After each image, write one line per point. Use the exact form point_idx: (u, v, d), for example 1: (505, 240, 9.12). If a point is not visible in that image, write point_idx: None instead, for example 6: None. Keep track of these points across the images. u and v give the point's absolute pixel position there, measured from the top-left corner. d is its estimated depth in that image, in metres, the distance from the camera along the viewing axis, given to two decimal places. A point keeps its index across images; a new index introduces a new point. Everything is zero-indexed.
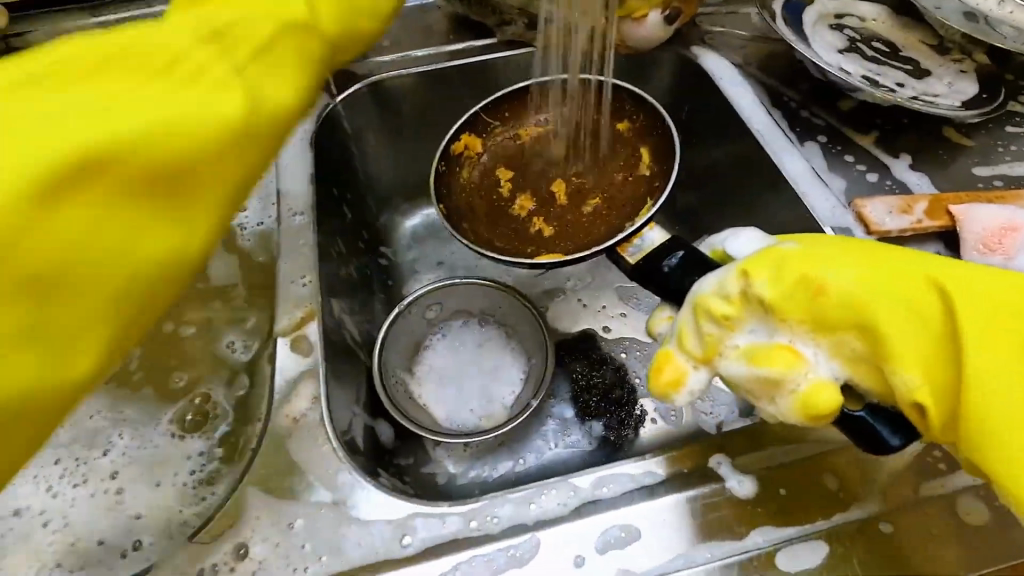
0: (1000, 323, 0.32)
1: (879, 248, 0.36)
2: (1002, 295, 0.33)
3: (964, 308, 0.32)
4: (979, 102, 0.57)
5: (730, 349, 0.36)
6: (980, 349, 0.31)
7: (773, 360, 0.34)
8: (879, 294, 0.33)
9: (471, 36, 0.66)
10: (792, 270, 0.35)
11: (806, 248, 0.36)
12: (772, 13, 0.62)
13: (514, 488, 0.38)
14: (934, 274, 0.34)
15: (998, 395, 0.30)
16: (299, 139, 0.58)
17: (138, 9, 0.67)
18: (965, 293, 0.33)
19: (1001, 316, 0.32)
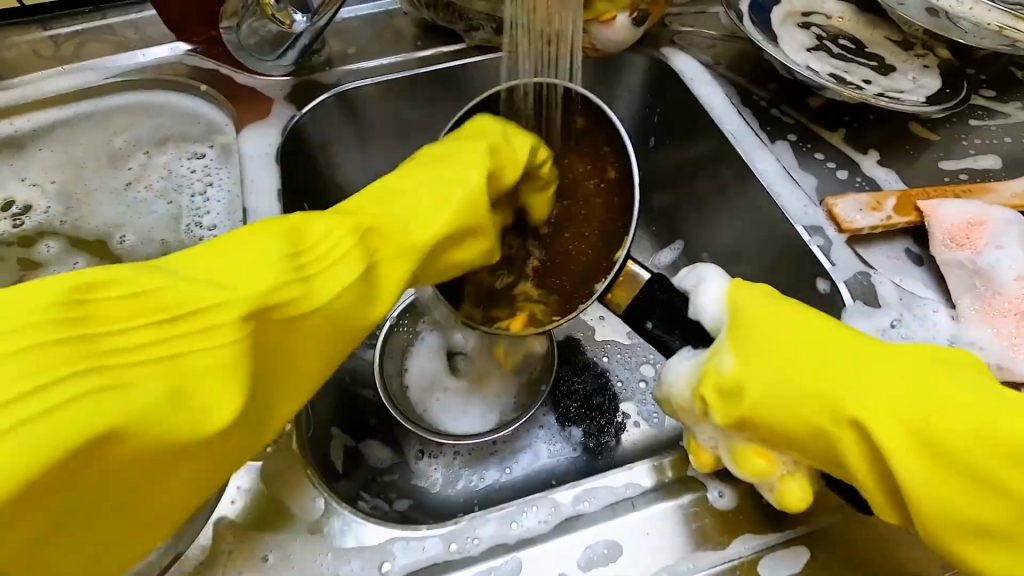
0: (931, 446, 0.32)
1: (801, 336, 0.36)
2: (927, 401, 0.33)
3: (885, 432, 0.32)
4: (943, 97, 0.57)
5: (711, 446, 0.38)
6: (921, 476, 0.32)
7: (745, 464, 0.36)
8: (807, 423, 0.34)
9: (439, 42, 0.65)
10: (733, 393, 0.36)
11: (741, 361, 0.36)
12: (739, 12, 0.62)
13: (495, 507, 0.37)
14: (847, 398, 0.34)
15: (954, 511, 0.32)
16: (265, 154, 0.56)
17: (90, 20, 0.65)
18: (884, 414, 0.33)
19: (931, 436, 0.32)
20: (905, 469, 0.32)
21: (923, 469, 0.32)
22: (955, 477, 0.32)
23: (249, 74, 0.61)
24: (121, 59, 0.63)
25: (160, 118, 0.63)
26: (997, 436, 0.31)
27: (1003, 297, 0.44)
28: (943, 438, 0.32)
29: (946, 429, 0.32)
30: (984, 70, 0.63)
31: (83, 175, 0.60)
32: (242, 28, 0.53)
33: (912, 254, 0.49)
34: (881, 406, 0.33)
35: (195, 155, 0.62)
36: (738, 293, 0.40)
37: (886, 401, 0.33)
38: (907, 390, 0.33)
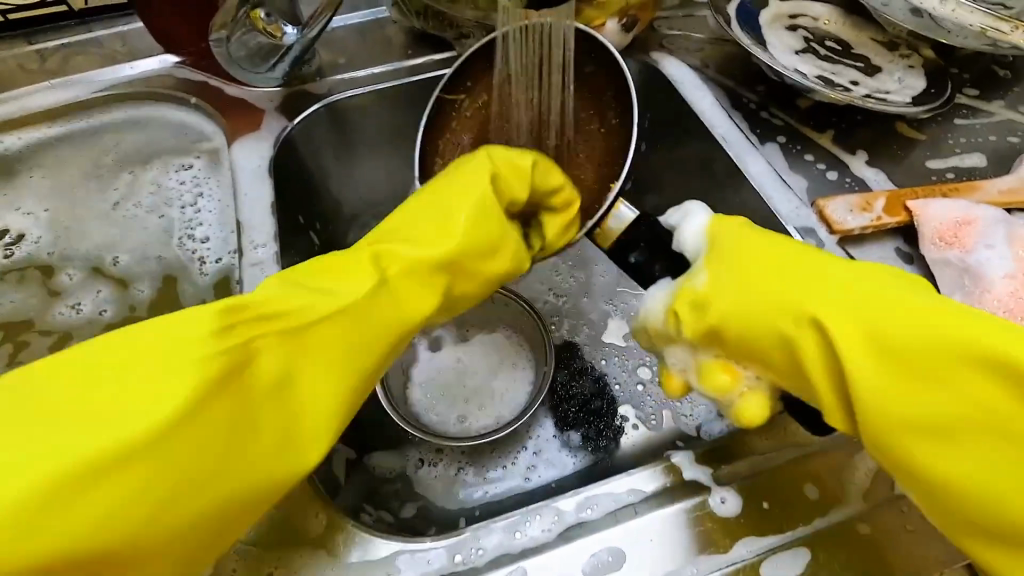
0: (891, 354, 0.32)
1: (775, 260, 0.36)
2: (892, 309, 0.33)
3: (846, 337, 0.33)
4: (927, 97, 0.58)
5: (685, 373, 0.40)
6: (876, 383, 0.32)
7: (711, 380, 0.38)
8: (764, 329, 0.35)
9: (429, 49, 0.65)
10: (702, 307, 0.37)
11: (714, 278, 0.37)
12: (727, 16, 0.62)
13: (499, 516, 0.38)
14: (809, 302, 0.34)
15: (907, 420, 0.32)
16: (258, 166, 0.56)
17: (76, 33, 0.64)
18: (842, 320, 0.33)
19: (894, 346, 0.32)
20: (859, 377, 0.32)
21: (880, 379, 0.32)
22: (913, 383, 0.32)
23: (239, 85, 0.61)
24: (109, 73, 0.62)
25: (144, 130, 0.62)
26: (954, 356, 0.31)
27: (992, 294, 0.45)
28: (902, 353, 0.32)
29: (908, 345, 0.32)
30: (967, 69, 0.64)
31: (74, 201, 0.59)
32: (232, 41, 0.52)
33: (902, 253, 0.49)
34: (843, 325, 0.33)
35: (183, 168, 0.61)
36: (720, 226, 0.39)
37: (850, 320, 0.33)
38: (875, 299, 0.33)
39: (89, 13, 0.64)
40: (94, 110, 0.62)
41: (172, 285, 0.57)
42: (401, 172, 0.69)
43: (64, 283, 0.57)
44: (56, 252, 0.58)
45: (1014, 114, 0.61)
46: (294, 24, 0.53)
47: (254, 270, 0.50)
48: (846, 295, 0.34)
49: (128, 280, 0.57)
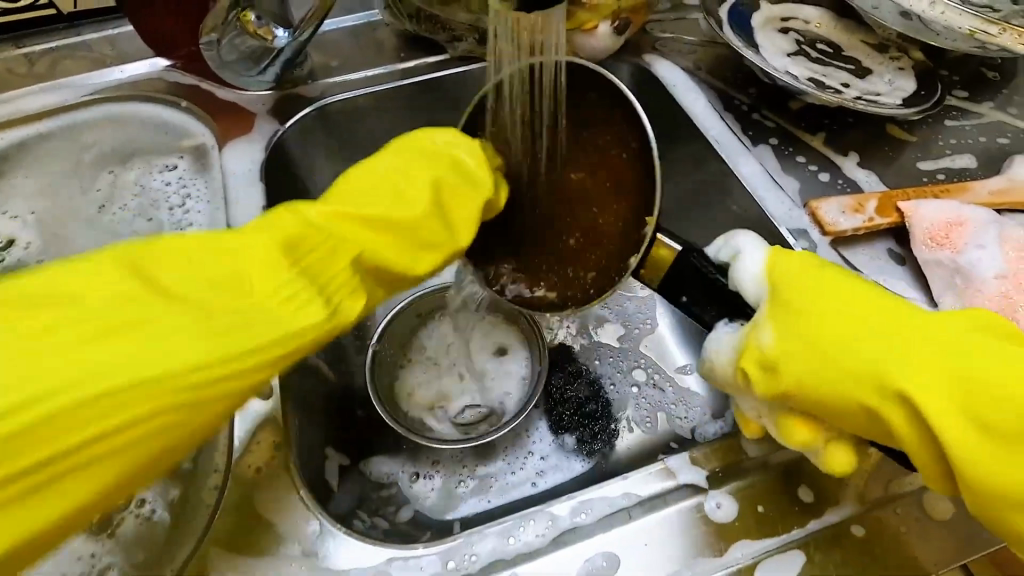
0: (977, 413, 0.32)
1: (844, 305, 0.36)
2: (976, 376, 0.33)
3: (931, 400, 0.33)
4: (918, 99, 0.59)
5: (759, 416, 0.39)
6: (966, 451, 0.32)
7: (793, 435, 0.37)
8: (840, 394, 0.35)
9: (421, 52, 0.65)
10: (779, 368, 0.36)
11: (783, 339, 0.36)
12: (718, 18, 0.62)
13: (492, 521, 0.37)
14: (894, 369, 0.34)
15: (1001, 484, 0.32)
16: (249, 170, 0.56)
17: (65, 37, 0.64)
18: (925, 384, 0.33)
19: (977, 400, 0.32)
20: (946, 435, 0.32)
21: (966, 438, 0.32)
22: (999, 446, 0.32)
23: (229, 88, 0.61)
24: (97, 75, 0.62)
25: (127, 129, 0.61)
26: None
27: (984, 295, 0.45)
28: (984, 408, 0.32)
29: (992, 401, 0.32)
30: (957, 71, 0.64)
31: (61, 205, 0.59)
32: (223, 43, 0.52)
33: (894, 254, 0.49)
34: (928, 385, 0.33)
35: (167, 168, 0.61)
36: (777, 263, 0.40)
37: (938, 379, 0.33)
38: (961, 362, 0.33)
39: (76, 15, 0.64)
40: (73, 109, 0.60)
41: None
42: None
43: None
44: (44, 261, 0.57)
45: (1003, 115, 0.61)
46: (285, 28, 0.53)
47: None
48: (922, 347, 0.34)
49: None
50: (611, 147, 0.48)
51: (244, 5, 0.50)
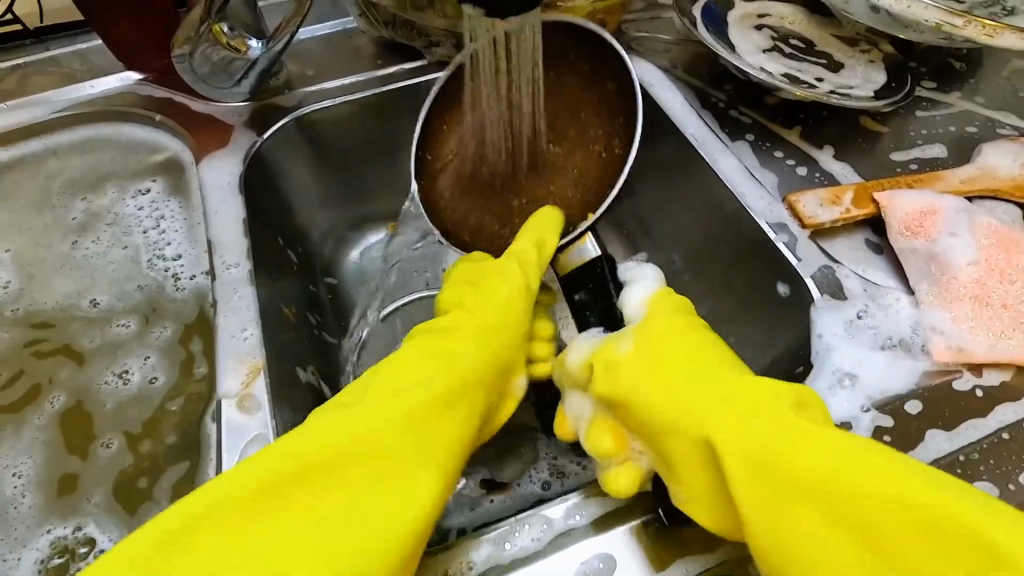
0: (764, 471, 0.32)
1: (695, 355, 0.39)
2: (793, 437, 0.32)
3: (726, 440, 0.34)
4: (889, 91, 0.60)
5: (579, 421, 0.43)
6: (764, 507, 0.32)
7: (594, 438, 0.40)
8: (666, 413, 0.36)
9: (398, 59, 0.65)
10: (617, 371, 0.39)
11: (636, 348, 0.40)
12: (692, 18, 0.63)
13: (488, 528, 0.37)
14: (706, 401, 0.36)
15: (771, 541, 0.31)
16: (227, 184, 0.55)
17: (33, 53, 0.63)
18: (727, 428, 0.34)
19: (765, 461, 0.32)
20: (743, 493, 0.32)
21: (758, 501, 0.32)
22: (784, 502, 0.31)
23: (205, 101, 0.60)
24: (68, 92, 0.61)
25: (100, 154, 0.60)
26: (873, 495, 0.29)
27: (958, 281, 0.45)
28: (788, 478, 0.31)
29: (804, 469, 0.31)
30: (924, 63, 0.66)
31: (36, 235, 0.58)
32: (195, 56, 0.50)
33: (872, 244, 0.50)
34: (739, 442, 0.33)
35: (140, 193, 0.60)
36: (656, 301, 0.45)
37: (737, 427, 0.34)
38: (781, 428, 0.33)
39: (44, 32, 0.63)
40: (48, 130, 0.60)
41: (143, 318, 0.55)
42: (375, 182, 0.69)
43: (82, 328, 0.54)
44: (20, 308, 0.55)
45: (971, 104, 0.63)
46: (259, 38, 0.52)
47: (229, 291, 0.48)
48: (757, 411, 0.34)
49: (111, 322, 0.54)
50: (595, 143, 0.54)
51: (216, 16, 0.49)
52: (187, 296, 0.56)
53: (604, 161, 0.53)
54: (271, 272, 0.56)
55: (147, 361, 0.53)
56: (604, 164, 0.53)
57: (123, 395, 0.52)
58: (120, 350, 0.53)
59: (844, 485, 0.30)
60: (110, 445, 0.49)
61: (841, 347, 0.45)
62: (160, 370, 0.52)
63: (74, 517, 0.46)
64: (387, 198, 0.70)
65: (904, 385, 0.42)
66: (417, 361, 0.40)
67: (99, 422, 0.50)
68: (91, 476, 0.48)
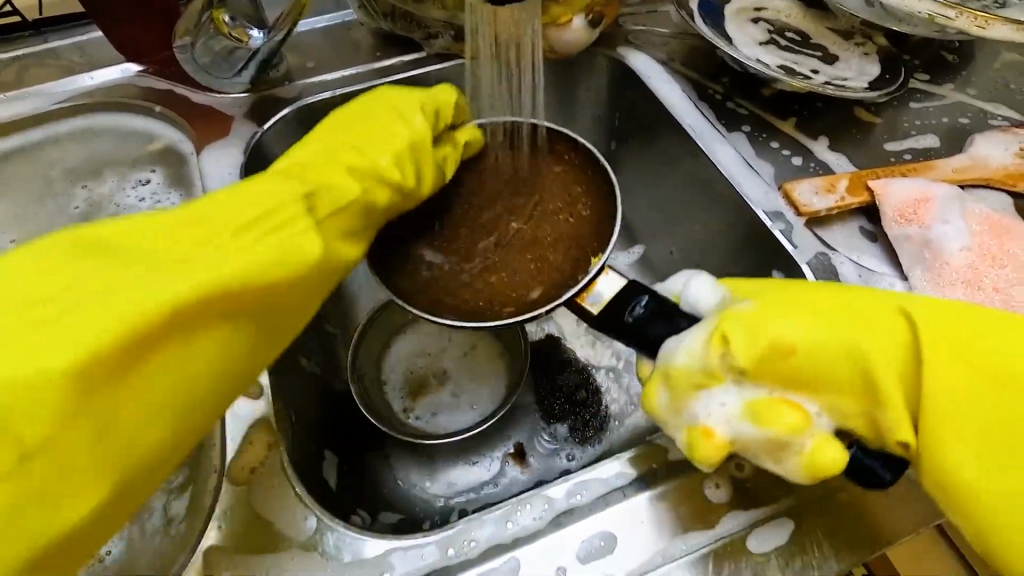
0: (964, 358, 0.33)
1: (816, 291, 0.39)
2: (955, 321, 0.35)
3: (923, 337, 0.34)
4: (883, 83, 0.61)
5: (722, 425, 0.36)
6: (948, 400, 0.33)
7: (774, 418, 0.34)
8: (840, 335, 0.35)
9: (398, 51, 0.65)
10: (760, 326, 0.36)
11: (760, 303, 0.38)
12: (689, 10, 0.64)
13: (490, 507, 0.38)
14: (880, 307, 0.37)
15: (1011, 428, 0.32)
16: (228, 174, 0.55)
17: (33, 45, 0.63)
18: (918, 322, 0.35)
19: (961, 349, 0.34)
20: (929, 380, 0.33)
21: (960, 377, 0.33)
22: (988, 384, 0.33)
23: (205, 92, 0.60)
24: (69, 83, 0.61)
25: (99, 143, 0.60)
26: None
27: (951, 267, 0.46)
28: (981, 360, 0.33)
29: (995, 349, 0.33)
30: (917, 55, 0.67)
31: (36, 224, 0.57)
32: (197, 45, 0.51)
33: (866, 232, 0.51)
34: (931, 328, 0.35)
35: (141, 182, 0.60)
36: (731, 283, 0.43)
37: (914, 324, 0.35)
38: (962, 313, 0.35)
39: (44, 24, 0.64)
40: (49, 121, 0.60)
41: None
42: None
43: None
44: None
45: (963, 96, 0.63)
46: (261, 27, 0.52)
47: None
48: (895, 311, 0.36)
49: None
50: (558, 214, 0.51)
51: (218, 4, 0.50)
52: None
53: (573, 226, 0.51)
54: None
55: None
56: (576, 226, 0.50)
57: None
58: None
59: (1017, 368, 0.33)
60: None
61: None
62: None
63: None
64: None
65: None
66: (250, 190, 0.37)
67: None
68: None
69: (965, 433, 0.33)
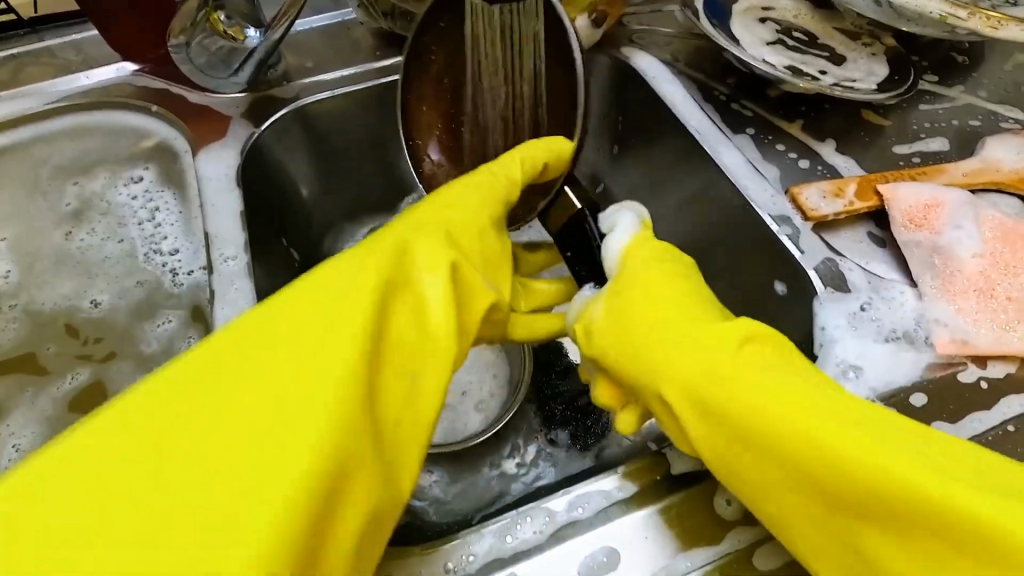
0: (717, 421, 0.35)
1: (657, 300, 0.40)
2: (736, 386, 0.34)
3: (679, 393, 0.36)
4: (892, 84, 0.60)
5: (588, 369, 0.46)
6: (718, 456, 0.35)
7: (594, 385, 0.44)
8: (635, 363, 0.39)
9: (398, 50, 0.65)
10: (593, 331, 0.41)
11: (610, 309, 0.41)
12: (693, 9, 0.63)
13: (490, 519, 0.37)
14: (654, 357, 0.38)
15: (763, 488, 0.34)
16: (225, 174, 0.54)
17: (30, 44, 0.62)
18: (678, 380, 0.36)
19: (716, 412, 0.35)
20: (688, 415, 0.36)
21: (709, 430, 0.35)
22: (741, 447, 0.34)
23: (203, 92, 0.59)
24: (64, 83, 0.60)
25: (89, 139, 0.59)
26: (796, 436, 0.32)
27: (962, 274, 0.45)
28: (773, 411, 0.33)
29: (748, 408, 0.33)
30: (926, 56, 0.65)
31: (30, 228, 0.56)
32: (192, 46, 0.50)
33: (875, 236, 0.50)
34: (687, 388, 0.36)
35: (133, 181, 0.59)
36: (635, 248, 0.43)
37: (687, 383, 0.36)
38: (744, 382, 0.34)
39: (40, 22, 0.63)
40: None
41: (146, 303, 0.54)
42: (373, 175, 0.68)
43: (75, 320, 0.53)
44: (17, 306, 0.53)
45: (974, 98, 0.62)
46: (256, 28, 0.51)
47: (226, 283, 0.47)
48: (702, 352, 0.36)
49: (114, 319, 0.53)
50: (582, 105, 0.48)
51: (212, 5, 0.49)
52: (184, 292, 0.54)
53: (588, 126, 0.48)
54: (266, 264, 0.55)
55: (155, 360, 0.51)
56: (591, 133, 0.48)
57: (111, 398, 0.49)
58: (127, 338, 0.52)
59: (782, 435, 0.32)
60: None
61: (845, 338, 0.44)
62: (162, 353, 0.52)
63: None
64: (386, 190, 0.70)
65: (907, 377, 0.42)
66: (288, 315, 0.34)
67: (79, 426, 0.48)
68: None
69: (760, 488, 0.34)
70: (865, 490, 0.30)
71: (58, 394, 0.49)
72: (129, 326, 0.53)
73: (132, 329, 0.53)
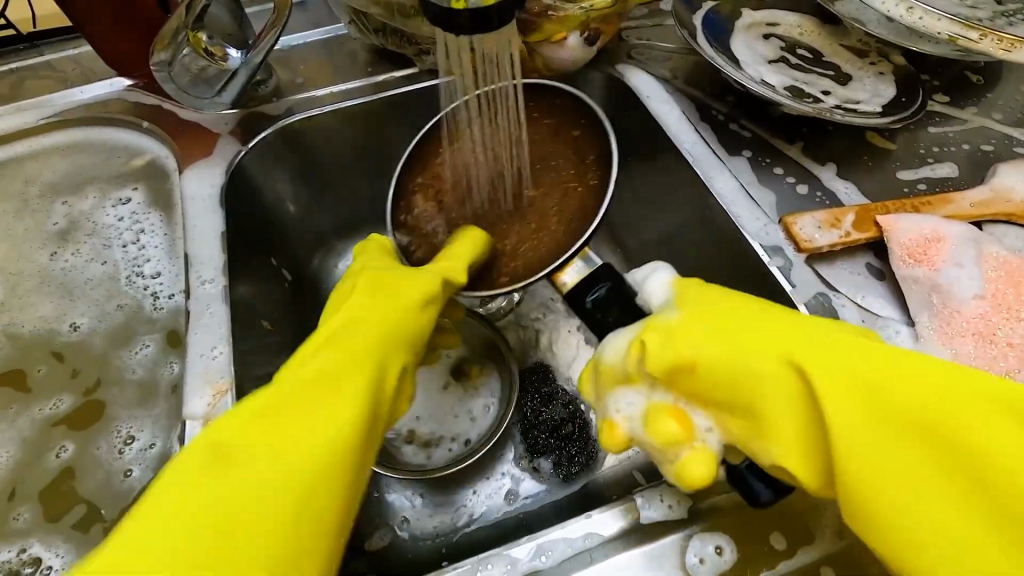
0: (861, 399, 0.30)
1: (743, 308, 0.36)
2: (875, 358, 0.31)
3: (822, 378, 0.31)
4: (899, 106, 0.57)
5: (627, 421, 0.38)
6: (861, 451, 0.29)
7: (661, 428, 0.36)
8: (745, 351, 0.34)
9: (390, 66, 0.64)
10: (676, 339, 0.35)
11: (693, 312, 0.37)
12: (692, 26, 0.61)
13: (449, 567, 0.36)
14: (782, 348, 0.33)
15: (881, 474, 0.29)
16: (209, 194, 0.54)
17: (28, 58, 0.63)
18: (821, 358, 0.32)
19: (859, 392, 0.30)
20: (833, 425, 0.30)
21: (858, 417, 0.30)
22: (884, 427, 0.30)
23: (193, 108, 0.59)
24: (60, 97, 0.60)
25: (84, 157, 0.60)
26: (920, 396, 0.29)
27: (961, 316, 0.43)
28: (897, 377, 0.30)
29: (870, 373, 0.31)
30: (937, 76, 0.63)
31: (18, 243, 0.57)
32: (175, 65, 0.49)
33: (874, 269, 0.48)
34: (824, 362, 0.32)
35: (122, 203, 0.59)
36: (682, 285, 0.41)
37: (826, 362, 0.32)
38: (855, 354, 0.32)
39: (39, 36, 0.63)
40: (43, 135, 0.60)
41: (125, 326, 0.54)
42: (364, 191, 0.67)
43: (58, 342, 0.53)
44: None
45: (987, 120, 0.59)
46: (240, 48, 0.52)
47: (201, 307, 0.47)
48: (811, 332, 0.34)
49: (90, 344, 0.53)
50: (571, 180, 0.52)
51: (195, 25, 0.48)
52: (162, 316, 0.54)
53: (581, 195, 0.51)
54: (249, 283, 0.55)
55: (134, 388, 0.51)
56: (584, 197, 0.50)
57: (83, 421, 0.50)
58: (102, 364, 0.52)
59: (919, 399, 0.29)
60: (59, 454, 0.48)
61: None
62: (144, 381, 0.52)
63: (19, 539, 0.45)
64: (378, 206, 0.69)
65: None
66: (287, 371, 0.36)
67: (47, 443, 0.49)
68: (39, 483, 0.47)
69: (890, 481, 0.29)
70: (971, 466, 0.27)
71: (36, 417, 0.50)
72: (107, 348, 0.53)
73: (108, 354, 0.53)
